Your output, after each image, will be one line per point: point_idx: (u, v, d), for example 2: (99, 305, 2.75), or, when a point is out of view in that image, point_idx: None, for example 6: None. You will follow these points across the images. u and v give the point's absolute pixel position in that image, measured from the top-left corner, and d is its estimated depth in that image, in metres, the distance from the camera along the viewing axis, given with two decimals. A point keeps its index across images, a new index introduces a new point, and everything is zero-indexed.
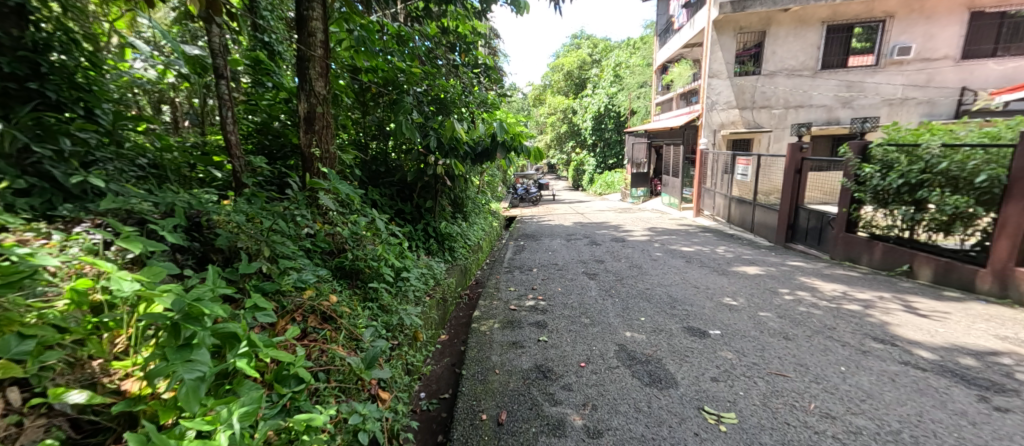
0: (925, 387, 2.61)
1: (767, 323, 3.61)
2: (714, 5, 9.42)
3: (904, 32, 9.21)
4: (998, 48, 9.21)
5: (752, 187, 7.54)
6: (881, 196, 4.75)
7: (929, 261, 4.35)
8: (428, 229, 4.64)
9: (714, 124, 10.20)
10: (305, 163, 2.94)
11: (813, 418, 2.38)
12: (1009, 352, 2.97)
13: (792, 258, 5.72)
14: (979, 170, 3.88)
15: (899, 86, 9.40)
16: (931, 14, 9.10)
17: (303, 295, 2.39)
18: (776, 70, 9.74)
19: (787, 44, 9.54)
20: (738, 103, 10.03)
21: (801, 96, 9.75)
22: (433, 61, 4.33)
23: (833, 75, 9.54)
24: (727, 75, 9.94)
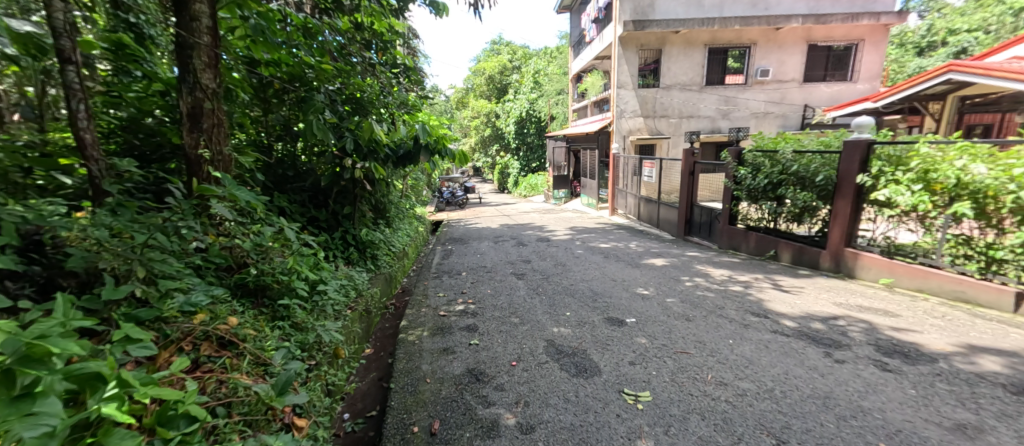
0: (790, 350, 3.19)
1: (672, 308, 4.12)
2: (618, 23, 10.13)
3: (763, 57, 10.72)
4: (827, 74, 11.15)
5: (656, 187, 8.36)
6: (753, 194, 5.61)
7: (788, 247, 5.19)
8: (347, 237, 4.58)
9: (623, 131, 11.02)
10: (192, 167, 2.66)
11: (710, 386, 2.81)
12: (844, 314, 3.67)
13: (690, 249, 6.49)
14: (819, 171, 4.69)
15: (762, 101, 10.98)
16: (782, 44, 10.69)
17: (192, 321, 2.20)
18: (672, 84, 10.85)
19: (679, 62, 10.69)
20: (643, 112, 11.00)
21: (691, 108, 10.99)
22: (345, 58, 4.21)
23: (714, 91, 10.90)
24: (633, 86, 10.86)
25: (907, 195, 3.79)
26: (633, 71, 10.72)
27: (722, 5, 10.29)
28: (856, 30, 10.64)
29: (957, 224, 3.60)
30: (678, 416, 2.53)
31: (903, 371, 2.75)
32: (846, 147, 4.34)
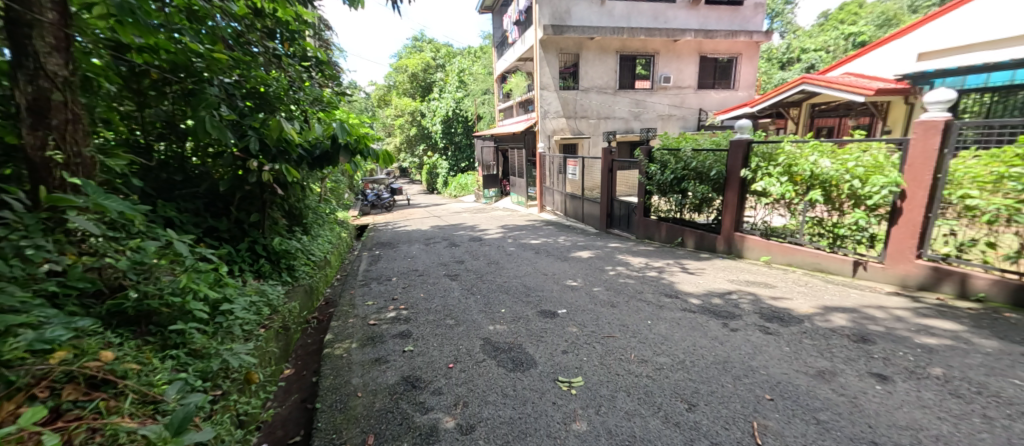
0: (696, 324, 3.64)
1: (599, 296, 4.47)
2: (539, 26, 10.55)
3: (666, 65, 11.76)
4: (715, 83, 12.51)
5: (580, 184, 8.87)
6: (662, 188, 6.21)
7: (692, 234, 5.82)
8: (256, 248, 4.07)
9: (548, 130, 11.47)
10: (32, 174, 1.93)
11: (633, 365, 3.09)
12: (737, 289, 4.24)
13: (611, 240, 7.02)
14: (712, 166, 5.34)
15: (666, 105, 12.06)
16: (679, 55, 11.79)
17: (48, 361, 1.60)
18: (589, 87, 11.51)
19: (595, 66, 11.38)
20: (565, 112, 11.53)
21: (607, 109, 11.76)
22: (244, 47, 3.48)
23: (626, 94, 11.76)
24: (555, 88, 11.34)
25: (777, 184, 4.53)
26: (554, 73, 11.19)
27: (629, 15, 11.10)
28: (735, 45, 12.12)
29: (812, 208, 4.30)
30: (607, 395, 2.73)
31: (780, 332, 3.26)
32: (732, 146, 5.01)
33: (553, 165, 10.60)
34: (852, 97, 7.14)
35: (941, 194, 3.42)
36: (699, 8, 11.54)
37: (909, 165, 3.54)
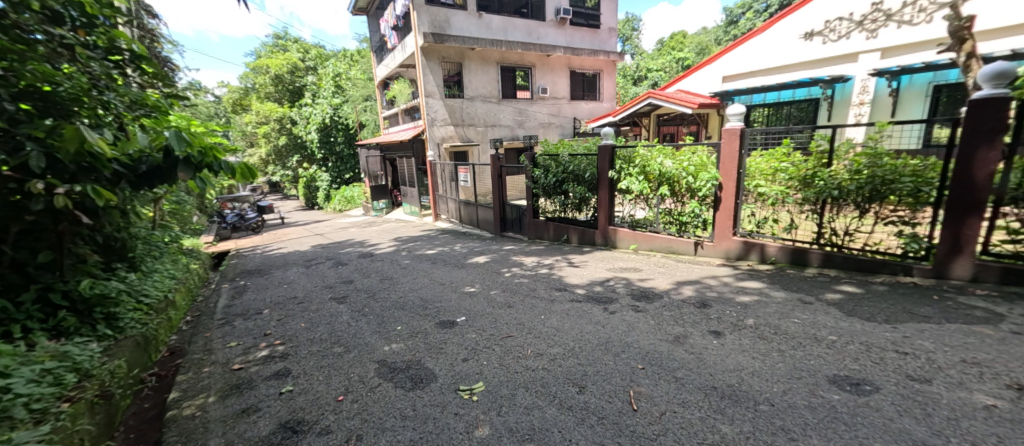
0: (580, 311, 3.99)
1: (496, 299, 4.66)
2: (419, 33, 10.45)
3: (541, 77, 12.70)
4: (585, 94, 13.80)
5: (472, 190, 9.10)
6: (547, 190, 6.72)
7: (574, 230, 6.37)
8: (51, 295, 2.93)
9: (436, 138, 11.44)
10: None
11: (530, 359, 3.18)
12: (614, 276, 4.77)
13: (506, 243, 7.39)
14: (586, 168, 5.96)
15: (545, 114, 12.96)
16: (553, 68, 12.82)
17: None
18: (474, 95, 11.84)
19: (477, 75, 11.74)
20: (452, 120, 11.64)
21: (492, 117, 12.23)
22: (14, 33, 2.36)
23: (508, 103, 12.37)
24: (439, 96, 11.34)
25: (636, 182, 5.15)
26: (438, 81, 11.19)
27: (505, 29, 11.71)
28: (597, 62, 13.62)
29: (664, 201, 5.06)
30: (508, 394, 2.75)
31: (648, 309, 3.77)
32: (599, 150, 5.57)
33: (445, 172, 10.64)
34: (683, 109, 8.69)
35: (745, 184, 4.32)
36: (565, 28, 12.65)
37: (721, 165, 4.39)
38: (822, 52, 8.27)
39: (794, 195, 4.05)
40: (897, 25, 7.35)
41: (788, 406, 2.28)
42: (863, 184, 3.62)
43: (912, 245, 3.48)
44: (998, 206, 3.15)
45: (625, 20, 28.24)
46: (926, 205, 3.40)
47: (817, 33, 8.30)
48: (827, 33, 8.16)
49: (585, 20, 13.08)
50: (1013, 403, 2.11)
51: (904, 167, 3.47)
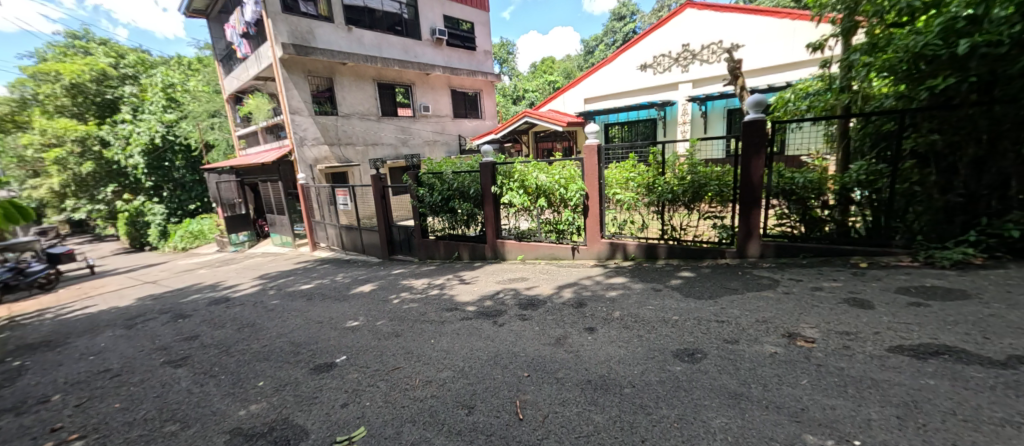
0: (468, 328, 3.74)
1: (383, 328, 4.13)
2: (277, 44, 9.30)
3: (422, 95, 12.68)
4: (467, 112, 14.20)
5: (354, 214, 8.63)
6: (434, 208, 6.71)
7: (465, 246, 6.43)
8: None
9: (308, 159, 10.35)
10: None
11: (419, 390, 2.81)
12: (502, 288, 4.74)
13: (395, 266, 7.14)
14: (471, 185, 6.11)
15: (429, 131, 12.96)
16: (434, 86, 12.95)
17: None
18: (350, 113, 11.13)
19: (352, 92, 11.10)
20: (326, 139, 10.72)
21: (373, 136, 11.70)
22: None
23: (390, 121, 12.02)
24: (308, 113, 10.29)
25: (517, 196, 5.37)
26: (305, 97, 10.16)
27: (380, 46, 11.27)
28: (476, 82, 14.16)
29: (544, 212, 5.28)
30: (391, 435, 2.38)
31: (533, 316, 3.74)
32: (480, 168, 5.65)
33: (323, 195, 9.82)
34: (554, 127, 9.48)
35: (607, 192, 4.79)
36: (441, 48, 12.79)
37: (586, 177, 4.81)
38: (654, 81, 9.92)
39: (642, 200, 4.60)
40: (701, 63, 9.23)
41: (645, 384, 2.43)
42: (688, 188, 4.32)
43: (724, 233, 4.22)
44: (769, 198, 4.00)
45: (500, 43, 29.85)
46: (727, 201, 4.16)
47: (650, 65, 9.95)
48: (656, 66, 9.83)
49: (461, 42, 13.45)
50: (788, 348, 2.54)
51: (713, 173, 4.26)
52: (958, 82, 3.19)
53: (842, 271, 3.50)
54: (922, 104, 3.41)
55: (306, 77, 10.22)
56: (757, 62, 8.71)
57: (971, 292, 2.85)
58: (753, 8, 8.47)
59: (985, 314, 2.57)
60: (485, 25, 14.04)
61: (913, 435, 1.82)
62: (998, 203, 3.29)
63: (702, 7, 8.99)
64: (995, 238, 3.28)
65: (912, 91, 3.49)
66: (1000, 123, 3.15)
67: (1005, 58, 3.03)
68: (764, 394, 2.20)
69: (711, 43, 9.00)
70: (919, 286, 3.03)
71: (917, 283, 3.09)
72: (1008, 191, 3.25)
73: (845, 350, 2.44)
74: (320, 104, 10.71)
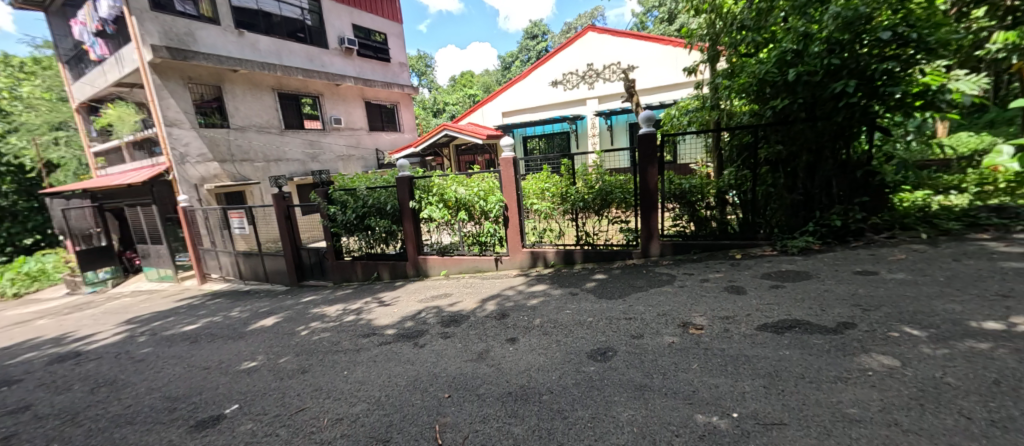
0: (387, 354, 3.15)
1: (285, 367, 3.20)
2: (145, 46, 7.52)
3: (333, 107, 11.46)
4: (383, 125, 13.40)
5: (253, 238, 7.34)
6: (349, 227, 6.06)
7: (385, 266, 5.78)
8: None
9: (191, 179, 8.46)
10: None
11: (326, 433, 2.24)
12: (425, 308, 4.11)
13: (305, 293, 6.15)
14: (387, 201, 5.68)
15: (342, 145, 11.75)
16: (345, 98, 11.81)
17: None
18: (245, 125, 9.43)
19: (247, 102, 9.42)
20: (215, 156, 8.88)
21: (276, 151, 10.06)
22: None
23: (296, 134, 10.51)
24: (190, 125, 8.47)
25: (437, 210, 5.15)
26: (185, 107, 8.35)
27: (280, 52, 9.83)
28: (393, 94, 13.48)
29: (464, 225, 5.22)
30: None
31: (456, 333, 3.31)
32: (397, 182, 5.29)
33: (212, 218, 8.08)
34: (474, 139, 9.62)
35: (525, 203, 4.89)
36: (353, 59, 11.80)
37: (504, 189, 4.85)
38: (565, 96, 10.55)
39: (556, 210, 4.81)
40: (604, 81, 10.00)
41: (561, 389, 2.27)
42: (596, 196, 4.62)
43: (630, 236, 4.54)
44: (665, 201, 4.38)
45: (417, 55, 29.43)
46: (631, 207, 4.50)
47: (559, 82, 10.55)
48: (566, 83, 10.46)
49: (374, 52, 12.67)
50: (683, 337, 2.63)
51: (617, 182, 4.57)
52: (789, 103, 3.75)
53: (723, 262, 3.95)
54: (767, 120, 3.98)
55: (186, 85, 8.43)
56: (649, 82, 9.57)
57: (816, 272, 3.26)
58: (644, 34, 9.41)
59: (834, 290, 2.91)
60: (398, 36, 13.51)
61: (773, 400, 1.92)
62: (826, 199, 3.96)
63: (602, 31, 9.76)
64: (825, 228, 3.94)
65: (759, 109, 4.05)
66: (821, 137, 3.76)
67: (820, 85, 3.58)
68: (663, 382, 2.19)
69: (611, 64, 9.82)
70: (780, 270, 3.44)
71: (777, 268, 3.50)
72: (829, 191, 3.92)
73: (727, 332, 2.60)
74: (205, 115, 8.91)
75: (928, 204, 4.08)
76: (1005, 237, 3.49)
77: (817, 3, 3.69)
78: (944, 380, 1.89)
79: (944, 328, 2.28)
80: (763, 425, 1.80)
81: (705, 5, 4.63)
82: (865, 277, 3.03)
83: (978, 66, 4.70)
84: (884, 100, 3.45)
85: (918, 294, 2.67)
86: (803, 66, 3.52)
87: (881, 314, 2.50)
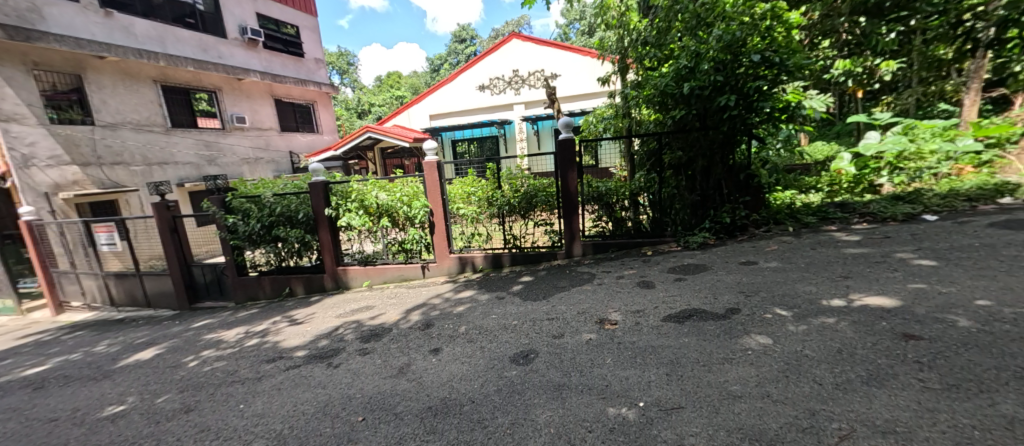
0: (294, 379, 2.87)
1: (164, 408, 2.76)
2: None
3: (234, 104, 10.22)
4: (298, 126, 12.30)
5: (128, 256, 6.25)
6: (252, 239, 5.44)
7: (299, 280, 5.37)
8: None
9: (40, 186, 6.92)
10: None
11: None
12: (342, 323, 3.85)
13: (198, 316, 5.41)
14: (299, 209, 5.23)
15: (247, 147, 10.51)
16: (248, 94, 10.62)
17: None
18: (116, 122, 7.98)
19: (118, 96, 8.01)
20: (75, 159, 7.35)
21: (160, 153, 8.64)
22: None
23: (187, 134, 9.14)
24: (37, 120, 6.93)
25: (356, 217, 4.94)
26: (29, 98, 6.86)
27: (162, 40, 8.61)
28: (309, 92, 12.48)
29: (389, 232, 5.06)
30: None
31: (375, 349, 3.15)
32: (310, 189, 4.99)
33: (67, 235, 6.60)
34: (399, 143, 9.35)
35: (450, 208, 4.85)
36: (258, 51, 10.73)
37: (429, 195, 4.78)
38: (493, 100, 10.65)
39: (482, 214, 4.83)
40: (531, 87, 10.26)
41: (482, 398, 2.27)
42: (521, 200, 4.72)
43: (555, 237, 4.70)
44: (584, 204, 4.60)
45: (338, 52, 27.92)
46: (554, 209, 4.64)
47: (487, 87, 10.63)
48: (493, 87, 10.56)
49: (284, 46, 11.64)
50: (599, 333, 2.79)
51: (541, 186, 4.69)
52: (686, 114, 4.16)
53: (636, 259, 4.23)
54: (669, 128, 4.37)
55: (31, 72, 6.94)
56: (570, 90, 9.99)
57: (711, 264, 3.63)
58: (566, 45, 9.78)
59: (724, 280, 3.26)
60: (313, 30, 12.56)
61: (673, 386, 2.10)
62: (719, 199, 4.40)
63: (526, 38, 10.02)
64: (717, 224, 4.38)
65: (662, 118, 4.45)
66: (712, 144, 4.22)
67: (708, 99, 4.02)
68: (579, 380, 2.29)
69: (536, 71, 10.10)
70: (683, 264, 3.77)
71: (680, 262, 3.84)
72: (721, 191, 4.36)
73: (637, 325, 2.80)
74: (60, 109, 7.33)
75: (792, 202, 4.70)
76: (846, 226, 4.08)
77: (703, 26, 4.22)
78: (803, 352, 2.18)
79: (804, 306, 2.64)
80: (664, 410, 1.94)
81: (613, 21, 4.98)
82: (747, 267, 3.42)
83: (835, 83, 5.67)
84: (758, 112, 3.96)
85: (786, 279, 3.07)
86: (695, 81, 3.88)
87: (759, 298, 2.84)
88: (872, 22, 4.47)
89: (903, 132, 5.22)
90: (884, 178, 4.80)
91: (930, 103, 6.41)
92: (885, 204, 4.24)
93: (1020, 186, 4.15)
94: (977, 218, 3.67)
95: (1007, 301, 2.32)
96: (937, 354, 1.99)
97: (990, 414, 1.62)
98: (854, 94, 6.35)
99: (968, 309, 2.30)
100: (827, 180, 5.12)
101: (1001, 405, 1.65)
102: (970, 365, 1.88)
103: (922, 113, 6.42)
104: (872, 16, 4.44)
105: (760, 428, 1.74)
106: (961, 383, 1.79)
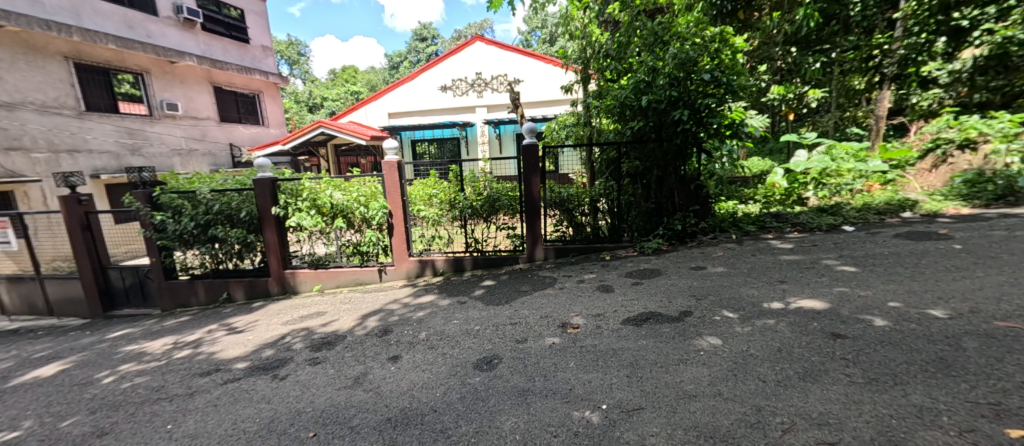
0: (234, 393, 2.63)
1: (71, 433, 2.41)
2: None
3: (164, 89, 9.22)
4: (241, 117, 11.37)
5: (26, 257, 5.43)
6: (184, 239, 4.92)
7: (239, 284, 4.93)
8: None
9: None
10: None
11: None
12: (290, 331, 3.60)
13: (114, 325, 4.82)
14: (242, 207, 4.81)
15: (180, 137, 9.53)
16: (182, 79, 9.62)
17: None
18: (14, 102, 6.92)
19: (18, 72, 6.96)
20: None
21: (69, 139, 7.61)
22: None
23: (105, 119, 8.13)
24: None
25: (307, 217, 4.61)
26: None
27: (77, 11, 7.62)
28: (253, 82, 11.59)
29: (343, 233, 4.80)
30: None
31: (328, 358, 2.97)
32: (256, 185, 4.61)
33: None
34: (356, 140, 8.96)
35: (410, 209, 4.71)
36: (196, 33, 9.86)
37: (387, 195, 4.60)
38: (451, 103, 10.53)
39: (445, 217, 4.74)
40: (492, 91, 10.28)
41: (446, 406, 2.21)
42: (484, 204, 4.68)
43: (517, 242, 4.71)
44: (547, 208, 4.65)
45: (289, 41, 26.33)
46: (517, 213, 4.66)
47: (448, 88, 10.49)
48: (455, 89, 10.43)
49: (227, 29, 10.72)
50: (563, 337, 2.83)
51: (505, 190, 4.70)
52: (643, 125, 4.35)
53: (595, 263, 4.35)
54: (627, 139, 4.53)
55: None
56: (531, 96, 10.12)
57: (665, 269, 3.81)
58: (527, 51, 9.91)
59: (677, 284, 3.44)
60: (260, 16, 11.67)
61: (633, 388, 2.17)
62: (673, 207, 4.62)
63: (489, 42, 10.05)
64: (670, 231, 4.60)
65: (621, 128, 4.62)
66: (667, 156, 4.44)
67: (664, 112, 4.23)
68: (544, 384, 2.31)
69: (499, 76, 10.17)
70: (640, 269, 3.93)
71: (637, 267, 4.00)
72: (673, 200, 4.59)
73: (598, 328, 2.87)
74: None
75: (734, 211, 5.09)
76: (781, 235, 4.48)
77: (660, 43, 4.44)
78: (749, 351, 2.35)
79: (748, 309, 2.85)
80: (626, 412, 2.00)
81: (578, 31, 5.26)
82: (697, 272, 3.63)
83: (770, 104, 6.31)
84: (706, 128, 4.22)
85: (731, 283, 3.30)
86: (652, 94, 4.12)
87: (709, 302, 3.03)
88: (801, 53, 5.01)
89: (825, 151, 5.75)
90: (811, 192, 5.33)
91: (846, 127, 7.25)
92: (812, 215, 4.71)
93: (918, 202, 4.77)
94: (886, 229, 4.18)
95: (913, 302, 2.65)
96: (859, 351, 2.22)
97: (903, 404, 1.83)
98: (787, 116, 7.04)
99: (884, 310, 2.60)
100: (762, 192, 5.58)
101: (912, 396, 1.87)
102: (886, 360, 2.12)
103: (839, 133, 7.18)
104: (802, 47, 5.00)
105: (714, 426, 1.85)
106: (879, 376, 2.02)
